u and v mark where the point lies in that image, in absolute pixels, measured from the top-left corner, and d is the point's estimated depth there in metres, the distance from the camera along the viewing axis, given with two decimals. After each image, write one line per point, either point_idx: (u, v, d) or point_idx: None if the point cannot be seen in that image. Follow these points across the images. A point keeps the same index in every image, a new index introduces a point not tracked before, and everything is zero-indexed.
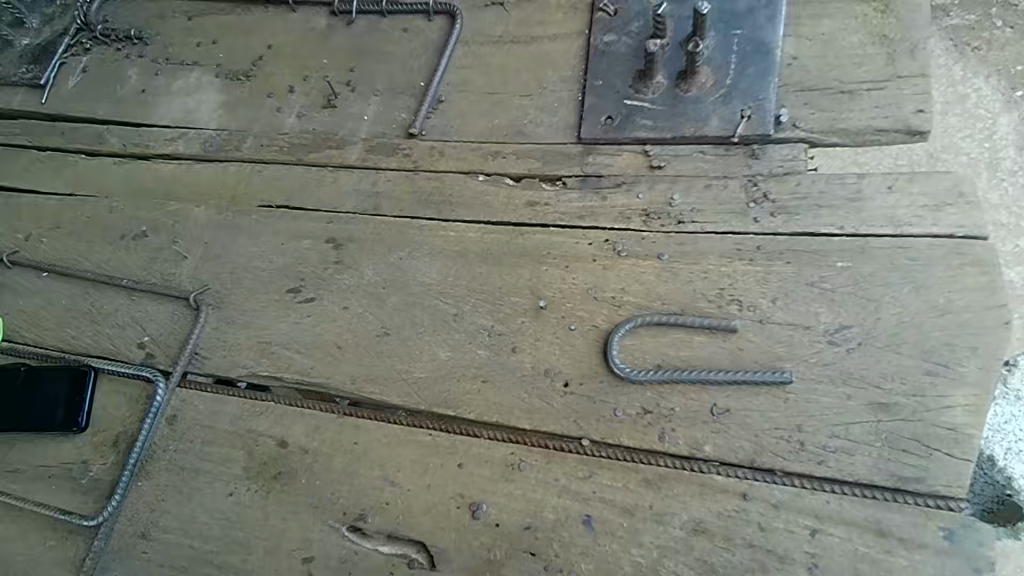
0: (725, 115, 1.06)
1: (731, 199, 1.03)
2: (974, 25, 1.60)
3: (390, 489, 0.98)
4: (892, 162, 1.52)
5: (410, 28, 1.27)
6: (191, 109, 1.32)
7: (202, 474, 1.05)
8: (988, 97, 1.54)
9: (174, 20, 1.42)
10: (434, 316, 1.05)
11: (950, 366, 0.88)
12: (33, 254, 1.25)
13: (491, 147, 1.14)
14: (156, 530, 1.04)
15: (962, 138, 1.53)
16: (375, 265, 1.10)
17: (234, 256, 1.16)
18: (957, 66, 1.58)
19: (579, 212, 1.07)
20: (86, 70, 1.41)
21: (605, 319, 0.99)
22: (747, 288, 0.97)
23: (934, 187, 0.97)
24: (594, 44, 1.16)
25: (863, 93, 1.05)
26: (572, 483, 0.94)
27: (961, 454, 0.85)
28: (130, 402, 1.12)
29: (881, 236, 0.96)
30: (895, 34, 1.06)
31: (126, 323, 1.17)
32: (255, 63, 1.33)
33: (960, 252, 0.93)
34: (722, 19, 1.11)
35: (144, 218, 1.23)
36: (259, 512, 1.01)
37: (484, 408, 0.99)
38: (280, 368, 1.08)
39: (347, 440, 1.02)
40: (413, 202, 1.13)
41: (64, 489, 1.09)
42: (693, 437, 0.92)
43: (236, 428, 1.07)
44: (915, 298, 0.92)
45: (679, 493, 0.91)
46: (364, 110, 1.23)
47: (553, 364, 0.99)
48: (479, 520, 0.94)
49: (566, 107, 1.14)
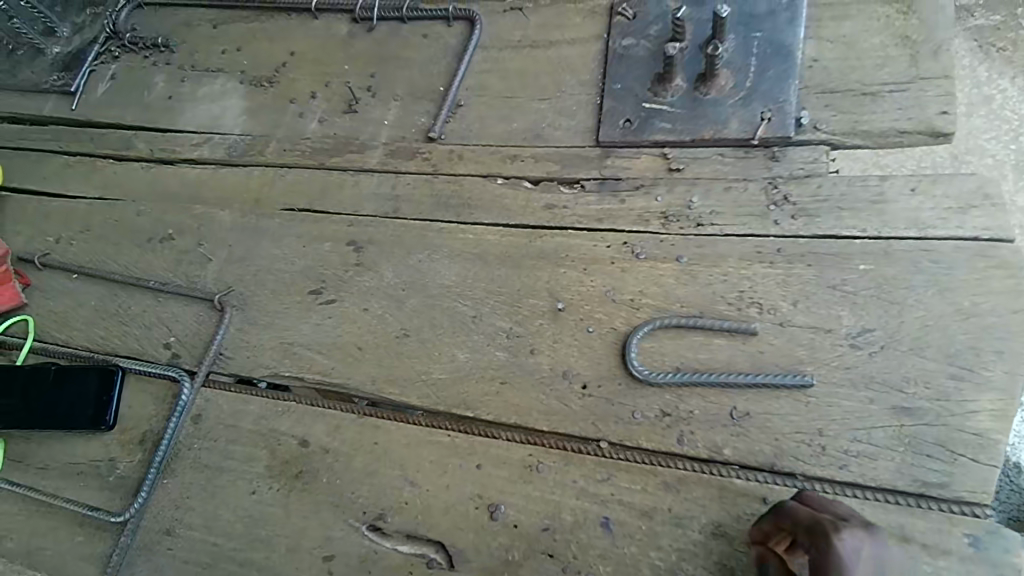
0: (745, 116, 1.06)
1: (751, 202, 1.02)
2: (998, 26, 1.57)
3: (409, 489, 0.99)
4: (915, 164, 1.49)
5: (430, 34, 1.28)
6: (216, 114, 1.34)
7: (225, 473, 1.07)
8: (1014, 99, 1.52)
9: (200, 28, 1.45)
10: (453, 318, 1.06)
11: (974, 370, 0.87)
12: (63, 256, 1.28)
13: (510, 150, 1.15)
14: (181, 527, 1.06)
15: (988, 140, 1.50)
16: (395, 268, 1.11)
17: (257, 258, 1.18)
18: (982, 67, 1.56)
19: (598, 215, 1.07)
20: (115, 77, 1.45)
21: (623, 322, 1.00)
22: (767, 291, 0.97)
23: (958, 189, 0.96)
24: (614, 47, 1.17)
25: (885, 94, 1.04)
26: (590, 485, 0.94)
27: (987, 459, 0.84)
28: (156, 401, 1.15)
29: (904, 238, 0.95)
30: (919, 35, 1.05)
31: (153, 324, 1.20)
32: (278, 69, 1.35)
33: (984, 256, 0.92)
34: (743, 21, 1.11)
35: (171, 221, 1.26)
36: (281, 510, 1.03)
37: (502, 410, 0.99)
38: (302, 369, 1.10)
39: (368, 440, 1.03)
40: (433, 205, 1.14)
41: (91, 486, 1.12)
42: (712, 440, 0.92)
43: (260, 428, 1.08)
44: (939, 301, 0.91)
45: (697, 496, 0.90)
46: (384, 115, 1.24)
47: (571, 366, 0.99)
48: (497, 522, 0.95)
49: (584, 110, 1.15)
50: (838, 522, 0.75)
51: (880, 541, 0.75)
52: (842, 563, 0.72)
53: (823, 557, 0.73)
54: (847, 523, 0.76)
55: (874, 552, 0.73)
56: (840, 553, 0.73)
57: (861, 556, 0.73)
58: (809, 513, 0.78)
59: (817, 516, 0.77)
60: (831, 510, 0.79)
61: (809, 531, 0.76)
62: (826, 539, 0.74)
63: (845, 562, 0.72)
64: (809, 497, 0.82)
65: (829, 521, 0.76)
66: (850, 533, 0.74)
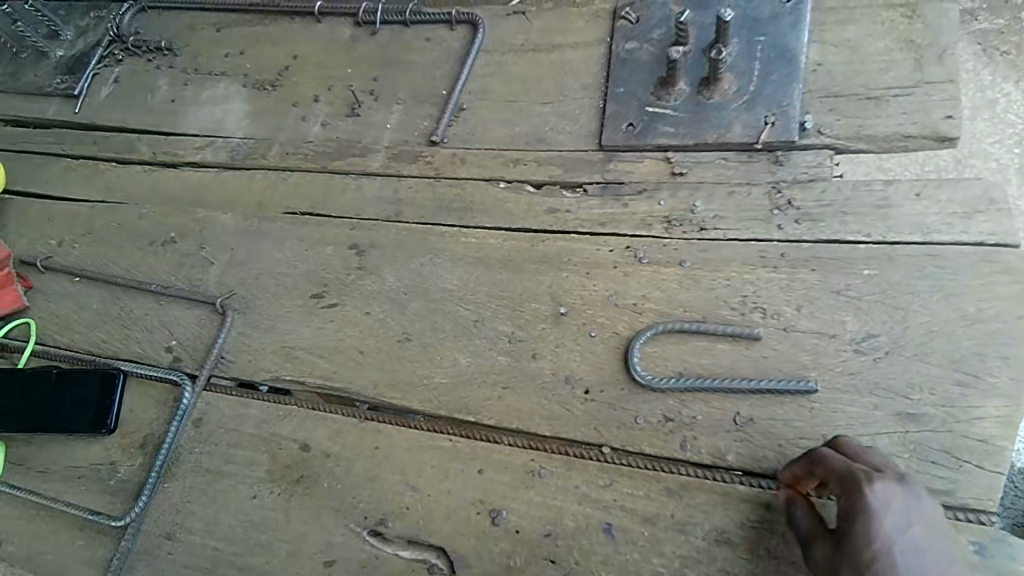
0: (749, 121, 1.05)
1: (754, 206, 1.02)
2: (1003, 29, 1.51)
3: (410, 494, 0.99)
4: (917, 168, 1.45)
5: (433, 38, 1.28)
6: (219, 118, 1.35)
7: (225, 477, 1.07)
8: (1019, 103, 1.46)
9: (203, 32, 1.45)
10: (455, 323, 1.05)
11: (980, 376, 0.86)
12: (66, 259, 1.29)
13: (512, 154, 1.15)
14: (181, 531, 1.05)
15: (992, 144, 1.45)
16: (397, 272, 1.11)
17: (260, 261, 1.18)
18: (985, 71, 1.50)
19: (600, 219, 1.07)
20: (118, 81, 1.45)
21: (626, 326, 0.99)
22: (771, 296, 0.96)
23: (963, 194, 0.96)
24: (616, 51, 1.16)
25: (889, 98, 1.03)
26: (592, 491, 0.93)
27: (992, 466, 0.83)
28: (157, 405, 1.14)
29: (909, 243, 0.95)
30: (923, 40, 1.05)
31: (155, 327, 1.19)
32: (281, 73, 1.35)
33: (990, 261, 0.91)
34: (746, 25, 1.11)
35: (173, 224, 1.26)
36: (282, 515, 1.02)
37: (503, 415, 0.99)
38: (303, 373, 1.09)
39: (369, 444, 1.03)
40: (435, 209, 1.14)
41: (92, 489, 1.11)
42: (716, 445, 0.91)
43: (261, 432, 1.08)
44: (944, 306, 0.90)
45: (700, 503, 0.90)
46: (386, 119, 1.24)
47: (574, 371, 0.99)
48: (499, 527, 0.94)
49: (587, 114, 1.15)
50: (872, 472, 0.78)
51: (913, 491, 0.77)
52: (873, 513, 0.75)
53: (854, 507, 0.76)
54: (880, 473, 0.78)
55: (906, 501, 0.76)
56: (871, 504, 0.76)
57: (893, 506, 0.75)
58: (844, 461, 0.80)
59: (851, 465, 0.80)
60: (864, 458, 0.81)
61: (843, 480, 0.79)
62: (859, 489, 0.77)
63: (876, 513, 0.75)
64: (843, 443, 0.84)
65: (862, 471, 0.78)
66: (882, 483, 0.77)
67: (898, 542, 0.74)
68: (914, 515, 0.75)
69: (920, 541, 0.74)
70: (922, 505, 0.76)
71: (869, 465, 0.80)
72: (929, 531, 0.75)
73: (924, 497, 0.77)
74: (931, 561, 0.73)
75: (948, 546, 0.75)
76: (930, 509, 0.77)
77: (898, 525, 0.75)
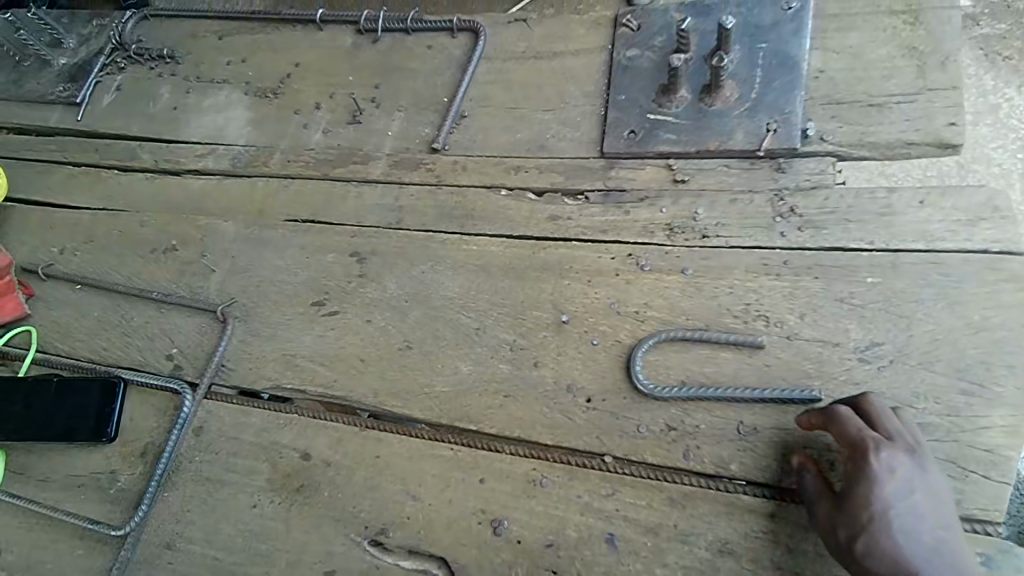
0: (751, 128, 1.05)
1: (756, 214, 1.01)
2: (1005, 34, 1.39)
3: (411, 503, 0.98)
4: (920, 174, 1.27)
5: (434, 45, 1.29)
6: (221, 125, 1.35)
7: (226, 486, 1.06)
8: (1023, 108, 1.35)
9: (205, 40, 1.46)
10: (456, 331, 1.05)
11: (985, 386, 0.86)
12: (67, 266, 1.29)
13: (514, 161, 1.15)
14: (181, 541, 1.05)
15: (994, 150, 1.34)
16: (397, 279, 1.10)
17: (261, 269, 1.18)
18: (987, 75, 1.38)
19: (602, 226, 1.06)
20: (120, 89, 1.45)
21: (628, 334, 0.98)
22: (773, 304, 0.95)
23: (967, 201, 0.94)
24: (618, 58, 1.16)
25: (892, 105, 1.03)
26: (595, 500, 0.92)
27: (999, 476, 0.82)
28: (158, 413, 1.14)
29: (913, 251, 0.94)
30: (926, 47, 1.04)
31: (155, 335, 1.19)
32: (283, 81, 1.35)
33: (994, 269, 0.90)
34: (748, 33, 1.11)
35: (174, 232, 1.26)
36: (282, 524, 1.01)
37: (505, 423, 0.98)
38: (304, 381, 1.09)
39: (370, 453, 1.02)
40: (436, 217, 1.14)
41: (92, 498, 1.11)
42: (719, 455, 0.90)
43: (262, 440, 1.08)
44: (949, 314, 0.90)
45: (704, 513, 0.89)
46: (388, 126, 1.24)
47: (576, 379, 0.98)
48: (500, 537, 0.93)
49: (588, 121, 1.15)
50: (882, 440, 0.80)
51: (920, 461, 0.80)
52: (875, 478, 0.78)
53: (857, 472, 0.80)
54: (890, 441, 0.81)
55: (910, 471, 0.79)
56: (875, 471, 0.79)
57: (896, 474, 0.78)
58: (856, 426, 0.82)
59: (863, 430, 0.81)
60: (880, 422, 0.83)
61: (852, 445, 0.81)
62: (866, 455, 0.80)
63: (879, 478, 0.78)
64: (866, 402, 0.84)
65: (872, 437, 0.81)
66: (889, 452, 0.80)
67: (896, 506, 0.77)
68: (917, 484, 0.78)
69: (920, 507, 0.77)
70: (927, 474, 0.79)
71: (881, 430, 0.82)
72: (930, 500, 0.78)
73: (930, 467, 0.80)
74: (926, 527, 0.77)
75: (949, 513, 0.78)
76: (934, 478, 0.79)
77: (899, 491, 0.78)
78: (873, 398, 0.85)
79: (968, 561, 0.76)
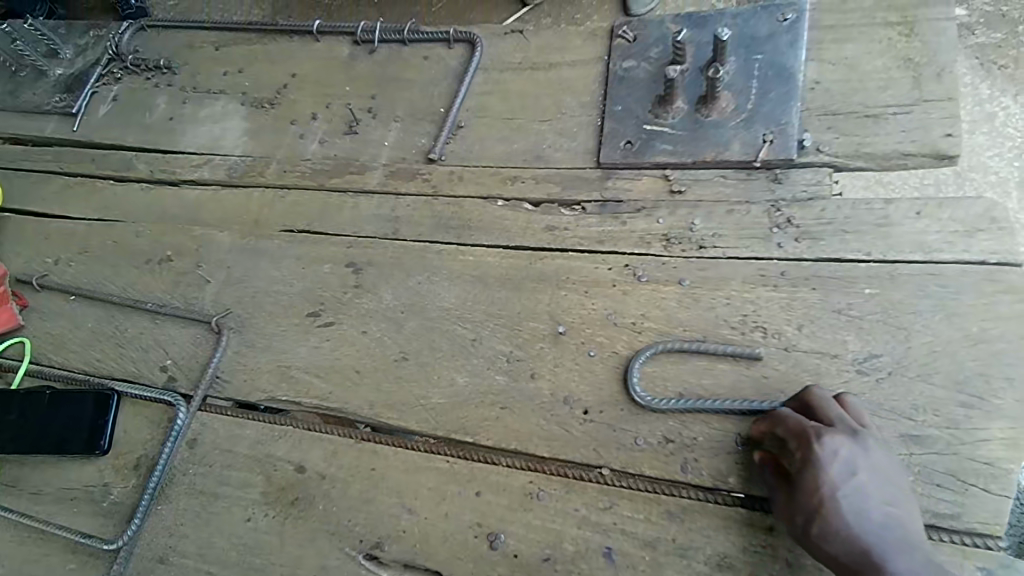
0: (747, 139, 1.05)
1: (753, 224, 1.01)
2: (1000, 43, 1.46)
3: (407, 517, 0.97)
4: (916, 182, 1.37)
5: (431, 56, 1.29)
6: (217, 136, 1.35)
7: (220, 499, 1.05)
8: (1018, 116, 1.40)
9: (202, 50, 1.46)
10: (453, 342, 1.04)
11: (984, 398, 0.85)
12: (62, 277, 1.28)
13: (510, 172, 1.15)
14: (174, 555, 1.04)
15: (991, 157, 1.39)
16: (394, 290, 1.10)
17: (256, 280, 1.18)
18: (984, 84, 1.44)
19: (598, 237, 1.06)
20: (117, 99, 1.45)
21: (625, 345, 0.98)
22: (771, 315, 0.95)
23: (964, 212, 0.94)
24: (614, 70, 1.17)
25: (888, 116, 1.02)
26: (592, 513, 0.92)
27: (999, 489, 0.81)
28: (152, 425, 1.13)
29: (910, 262, 0.94)
30: (921, 58, 1.04)
31: (149, 346, 1.19)
32: (279, 91, 1.35)
33: (993, 279, 0.90)
34: (743, 44, 1.11)
35: (170, 242, 1.26)
36: (276, 538, 1.00)
37: (502, 435, 0.98)
38: (299, 393, 1.08)
39: (365, 466, 1.01)
40: (432, 227, 1.13)
41: (85, 511, 1.10)
42: (717, 468, 0.89)
43: (257, 453, 1.07)
44: (948, 326, 0.89)
45: (702, 526, 0.88)
46: (384, 137, 1.24)
47: (572, 391, 0.97)
48: (496, 551, 0.92)
49: (585, 131, 1.15)
50: (822, 427, 0.82)
51: (863, 441, 0.81)
52: (820, 463, 0.80)
53: (802, 460, 0.82)
54: (831, 427, 0.82)
55: (853, 452, 0.80)
56: (818, 458, 0.80)
57: (840, 457, 0.80)
58: (797, 420, 0.84)
59: (803, 423, 0.83)
60: (823, 412, 0.84)
61: (796, 437, 0.83)
62: (808, 446, 0.82)
63: (823, 464, 0.80)
64: (809, 396, 0.86)
65: (813, 426, 0.83)
66: (830, 438, 0.81)
67: (843, 488, 0.79)
68: (861, 464, 0.80)
69: (866, 486, 0.79)
70: (872, 453, 0.81)
71: (824, 420, 0.84)
72: (877, 477, 0.79)
73: (875, 446, 0.81)
74: (874, 503, 0.78)
75: (897, 489, 0.79)
76: (880, 456, 0.81)
77: (844, 473, 0.79)
78: (815, 389, 0.86)
79: (919, 533, 0.77)
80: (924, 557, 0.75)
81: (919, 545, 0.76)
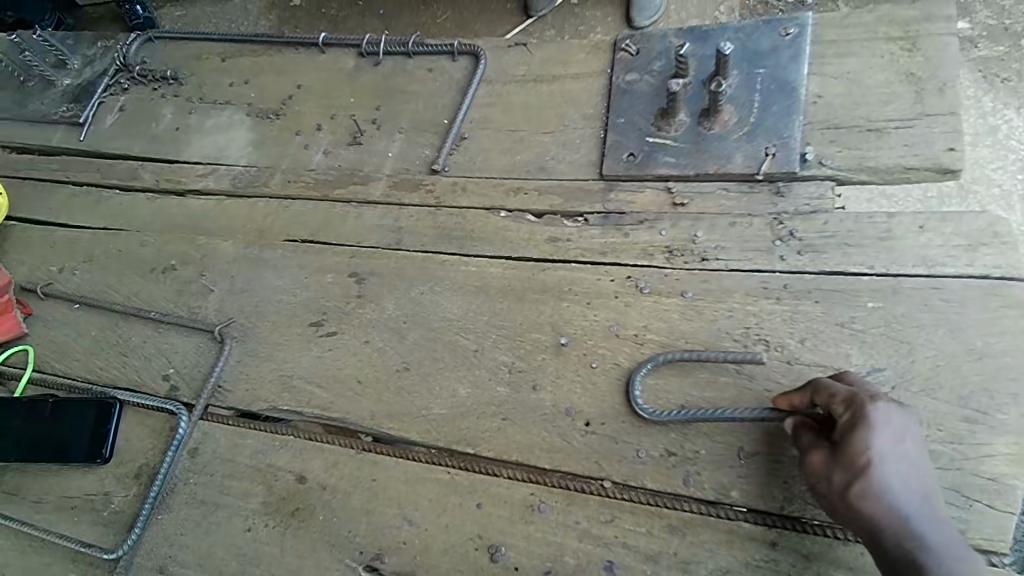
0: (749, 153, 1.05)
1: (756, 237, 1.01)
2: (1002, 57, 1.67)
3: (407, 528, 0.96)
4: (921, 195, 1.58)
5: (435, 68, 1.30)
6: (222, 146, 1.36)
7: (221, 508, 1.05)
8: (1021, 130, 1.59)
9: (208, 61, 1.48)
10: (455, 352, 1.04)
11: (989, 413, 0.85)
12: (66, 286, 1.29)
13: (513, 184, 1.15)
14: (174, 565, 1.03)
15: (994, 171, 1.57)
16: (396, 301, 1.10)
17: (260, 290, 1.18)
18: (987, 97, 1.64)
19: (601, 249, 1.06)
20: (124, 109, 1.47)
21: (627, 357, 0.98)
22: (774, 328, 0.95)
23: (967, 227, 0.94)
24: (617, 83, 1.17)
25: (890, 130, 1.03)
26: (593, 527, 0.91)
27: (1004, 506, 0.81)
28: (153, 434, 1.13)
29: (913, 276, 0.94)
30: (924, 73, 1.04)
31: (152, 355, 1.19)
32: (284, 102, 1.36)
33: (996, 294, 0.90)
34: (746, 58, 1.12)
35: (174, 252, 1.26)
36: (276, 549, 1.00)
37: (503, 446, 0.97)
38: (301, 403, 1.08)
39: (366, 476, 1.01)
40: (435, 238, 1.14)
41: (85, 520, 1.10)
42: (720, 481, 0.89)
43: (257, 463, 1.07)
44: (950, 340, 0.89)
45: (704, 541, 0.87)
46: (388, 148, 1.25)
47: (574, 402, 0.97)
48: (497, 564, 0.92)
49: (588, 144, 1.15)
50: (872, 394, 0.81)
51: (907, 412, 0.81)
52: (873, 426, 0.78)
53: (847, 421, 0.80)
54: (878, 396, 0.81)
55: (902, 420, 0.79)
56: (872, 420, 0.78)
57: (891, 422, 0.79)
58: (845, 386, 0.82)
59: (852, 390, 0.82)
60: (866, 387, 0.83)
61: (844, 400, 0.81)
62: (861, 408, 0.80)
63: (877, 427, 0.78)
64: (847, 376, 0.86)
65: (863, 393, 0.81)
66: (883, 405, 0.80)
67: (887, 452, 0.77)
68: (908, 434, 0.79)
69: (909, 454, 0.78)
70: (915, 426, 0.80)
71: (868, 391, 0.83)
72: (919, 449, 0.79)
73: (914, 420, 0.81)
74: (916, 474, 0.77)
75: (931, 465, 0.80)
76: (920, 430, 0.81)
77: (895, 439, 0.78)
78: (853, 373, 0.86)
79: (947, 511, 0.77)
80: (956, 535, 0.75)
81: (950, 523, 0.76)
